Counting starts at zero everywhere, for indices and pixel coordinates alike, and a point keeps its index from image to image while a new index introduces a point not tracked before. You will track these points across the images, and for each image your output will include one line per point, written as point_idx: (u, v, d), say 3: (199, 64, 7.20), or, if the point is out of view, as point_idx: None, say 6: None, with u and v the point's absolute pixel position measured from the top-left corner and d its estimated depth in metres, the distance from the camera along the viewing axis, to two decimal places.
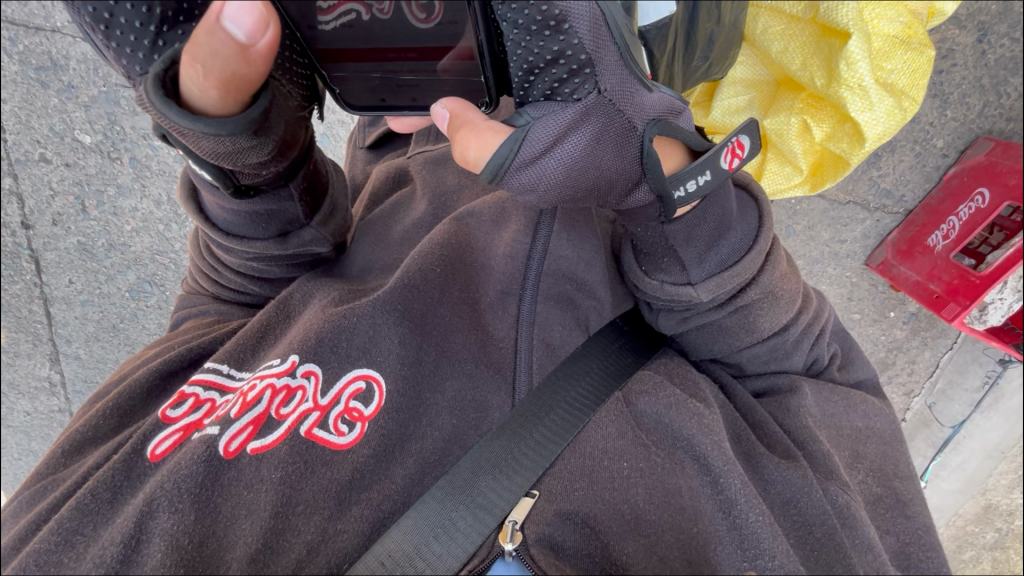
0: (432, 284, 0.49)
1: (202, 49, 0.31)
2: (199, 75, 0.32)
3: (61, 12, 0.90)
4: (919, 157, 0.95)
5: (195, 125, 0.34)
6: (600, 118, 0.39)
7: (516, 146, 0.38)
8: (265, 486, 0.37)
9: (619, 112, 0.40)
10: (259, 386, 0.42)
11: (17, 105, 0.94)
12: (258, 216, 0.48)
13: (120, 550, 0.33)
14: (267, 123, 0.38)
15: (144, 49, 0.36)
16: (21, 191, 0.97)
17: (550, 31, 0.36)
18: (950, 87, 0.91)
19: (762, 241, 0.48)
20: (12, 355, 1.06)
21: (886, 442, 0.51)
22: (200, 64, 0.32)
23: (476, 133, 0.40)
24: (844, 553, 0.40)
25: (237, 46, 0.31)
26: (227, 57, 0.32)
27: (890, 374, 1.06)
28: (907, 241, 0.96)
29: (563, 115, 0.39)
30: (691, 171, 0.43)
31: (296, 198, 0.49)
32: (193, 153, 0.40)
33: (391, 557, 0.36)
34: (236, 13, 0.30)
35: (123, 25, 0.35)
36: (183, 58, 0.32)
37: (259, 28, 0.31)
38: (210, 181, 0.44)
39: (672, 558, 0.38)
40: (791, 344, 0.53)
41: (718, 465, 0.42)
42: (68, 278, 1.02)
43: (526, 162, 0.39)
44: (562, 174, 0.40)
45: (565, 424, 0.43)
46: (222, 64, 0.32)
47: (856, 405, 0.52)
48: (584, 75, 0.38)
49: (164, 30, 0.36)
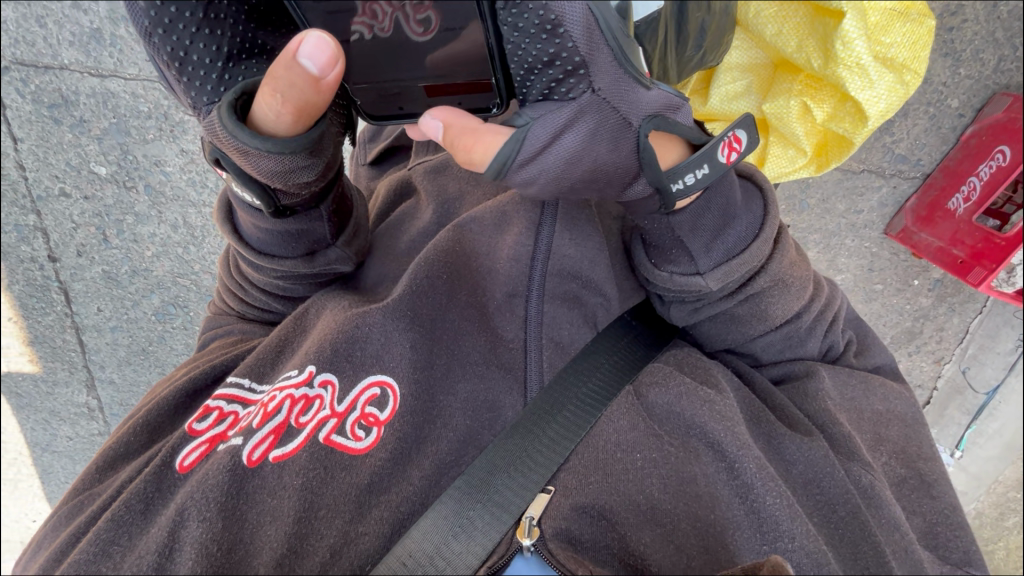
0: (439, 289, 0.50)
1: (281, 82, 0.35)
2: (277, 104, 0.36)
3: (68, 49, 0.92)
4: (934, 119, 0.93)
5: (263, 143, 0.38)
6: (596, 115, 0.42)
7: (518, 145, 0.41)
8: (288, 493, 0.37)
9: (615, 109, 0.42)
10: (279, 397, 0.43)
11: (35, 143, 0.97)
12: (289, 237, 0.51)
13: (155, 559, 0.34)
14: (316, 148, 0.41)
15: (212, 82, 0.41)
16: (46, 225, 1.01)
17: (546, 34, 0.38)
18: (962, 44, 0.88)
19: (767, 229, 0.49)
20: (51, 384, 1.11)
21: (907, 425, 0.50)
22: (279, 94, 0.36)
23: (478, 138, 0.41)
24: (869, 530, 0.40)
25: (311, 79, 0.35)
26: (302, 88, 0.36)
27: (918, 343, 1.05)
28: (927, 206, 0.94)
29: (558, 116, 0.41)
30: (689, 164, 0.45)
31: (325, 218, 0.51)
32: (242, 174, 0.43)
33: (412, 557, 0.36)
34: (311, 51, 0.35)
35: (195, 62, 0.40)
36: (263, 89, 0.36)
37: (329, 64, 0.35)
38: (253, 203, 0.46)
39: (689, 545, 0.38)
40: (805, 331, 0.53)
41: (733, 450, 0.41)
42: (97, 306, 1.07)
43: (528, 160, 0.41)
44: (561, 167, 0.42)
45: (579, 419, 0.44)
46: (298, 94, 0.36)
47: (874, 389, 0.52)
48: (580, 75, 0.40)
49: (230, 65, 0.41)
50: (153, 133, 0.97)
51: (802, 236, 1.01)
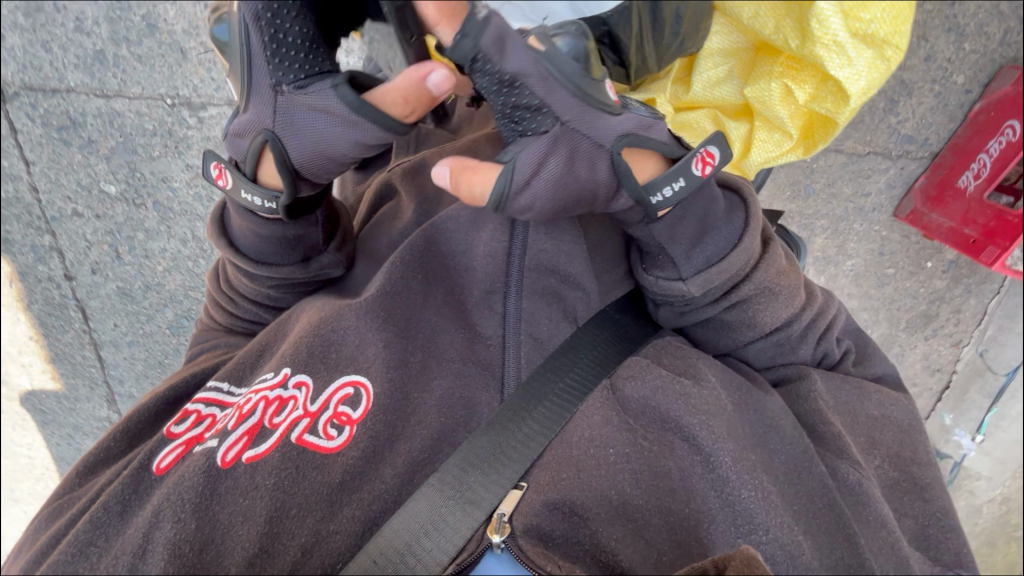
0: (413, 290, 0.50)
1: (411, 93, 0.42)
2: (400, 106, 0.42)
3: (73, 72, 0.94)
4: (940, 96, 0.90)
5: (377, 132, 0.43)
6: (569, 142, 0.43)
7: (511, 175, 0.42)
8: (260, 492, 0.38)
9: (584, 134, 0.43)
10: (254, 399, 0.43)
11: (46, 165, 0.99)
12: (288, 242, 0.52)
13: (130, 559, 0.34)
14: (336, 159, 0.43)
15: (302, 63, 0.42)
16: (61, 245, 1.03)
17: (507, 88, 0.41)
18: (965, 18, 0.86)
19: (749, 238, 0.49)
20: (72, 400, 1.14)
21: (904, 431, 0.49)
22: (404, 100, 0.42)
23: (477, 172, 0.43)
24: (844, 522, 0.40)
25: (433, 94, 0.42)
26: (424, 100, 0.43)
27: (935, 327, 1.03)
28: (936, 185, 0.92)
29: (537, 146, 0.42)
30: (666, 177, 0.45)
31: (320, 223, 0.53)
32: (284, 163, 0.44)
33: (383, 554, 0.36)
34: (439, 77, 0.42)
35: (288, 43, 0.41)
36: (393, 95, 0.42)
37: (448, 87, 0.42)
38: (265, 202, 0.48)
39: (660, 541, 0.38)
40: (795, 338, 0.52)
41: (708, 444, 0.41)
42: (113, 322, 1.09)
43: (522, 185, 0.43)
44: (552, 189, 0.44)
45: (553, 415, 0.43)
46: (419, 103, 0.43)
47: (868, 395, 0.50)
48: (543, 114, 0.42)
49: (316, 48, 0.42)
50: (158, 150, 0.99)
51: (807, 223, 0.96)
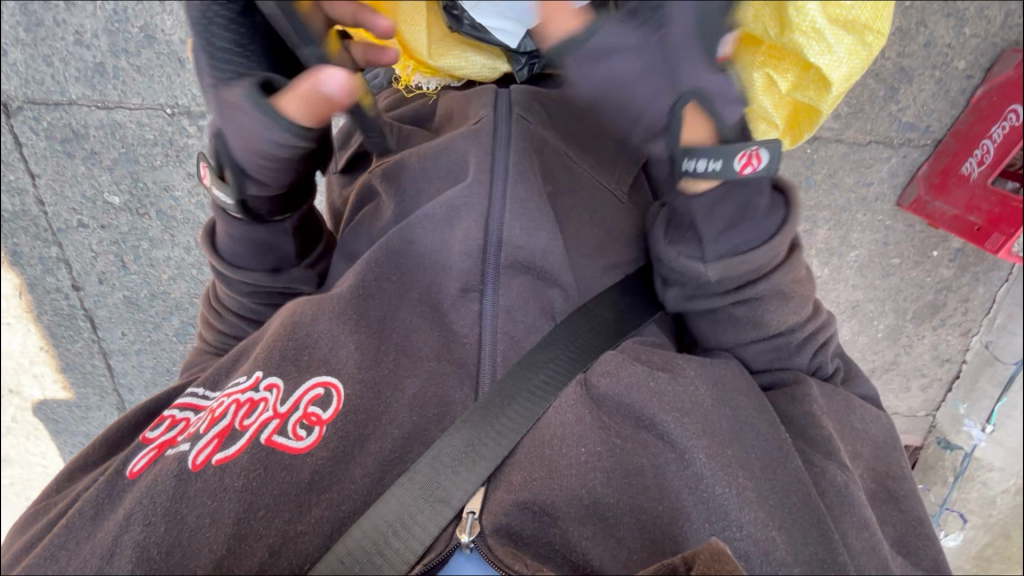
0: (386, 291, 0.51)
1: (308, 100, 0.41)
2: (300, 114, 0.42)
3: (75, 85, 0.94)
4: (941, 83, 0.88)
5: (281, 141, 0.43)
6: (652, 54, 0.40)
7: (592, 31, 0.41)
8: (227, 495, 0.38)
9: (674, 62, 0.40)
10: (225, 403, 0.43)
11: (51, 177, 0.99)
12: (256, 249, 0.53)
13: (99, 561, 0.35)
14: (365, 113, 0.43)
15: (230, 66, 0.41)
16: (67, 256, 1.05)
17: None
18: (966, 2, 0.84)
19: (784, 237, 0.48)
20: (84, 409, 1.17)
21: (879, 448, 0.48)
22: (304, 108, 0.42)
23: (564, 15, 0.43)
24: (820, 517, 0.39)
25: (331, 101, 0.42)
26: (325, 108, 0.42)
27: (943, 316, 1.03)
28: (940, 173, 0.90)
29: (631, 37, 0.40)
30: (706, 150, 0.43)
31: (291, 233, 0.54)
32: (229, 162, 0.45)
33: (350, 555, 0.36)
34: (335, 83, 0.41)
35: (219, 46, 0.41)
36: (292, 102, 0.41)
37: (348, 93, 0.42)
38: (228, 204, 0.50)
39: (630, 539, 0.38)
40: (795, 346, 0.52)
41: (682, 439, 0.41)
42: (122, 330, 1.11)
43: (590, 54, 0.42)
44: (601, 84, 0.42)
45: (527, 413, 0.43)
46: (319, 110, 0.42)
47: (854, 408, 0.50)
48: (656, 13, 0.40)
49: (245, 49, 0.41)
50: (160, 160, 0.99)
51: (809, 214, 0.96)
